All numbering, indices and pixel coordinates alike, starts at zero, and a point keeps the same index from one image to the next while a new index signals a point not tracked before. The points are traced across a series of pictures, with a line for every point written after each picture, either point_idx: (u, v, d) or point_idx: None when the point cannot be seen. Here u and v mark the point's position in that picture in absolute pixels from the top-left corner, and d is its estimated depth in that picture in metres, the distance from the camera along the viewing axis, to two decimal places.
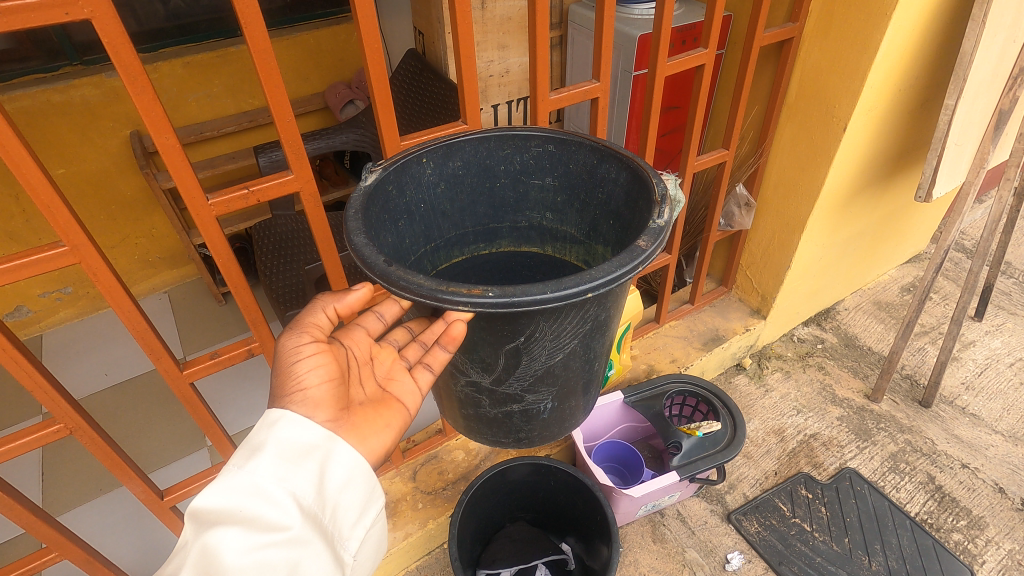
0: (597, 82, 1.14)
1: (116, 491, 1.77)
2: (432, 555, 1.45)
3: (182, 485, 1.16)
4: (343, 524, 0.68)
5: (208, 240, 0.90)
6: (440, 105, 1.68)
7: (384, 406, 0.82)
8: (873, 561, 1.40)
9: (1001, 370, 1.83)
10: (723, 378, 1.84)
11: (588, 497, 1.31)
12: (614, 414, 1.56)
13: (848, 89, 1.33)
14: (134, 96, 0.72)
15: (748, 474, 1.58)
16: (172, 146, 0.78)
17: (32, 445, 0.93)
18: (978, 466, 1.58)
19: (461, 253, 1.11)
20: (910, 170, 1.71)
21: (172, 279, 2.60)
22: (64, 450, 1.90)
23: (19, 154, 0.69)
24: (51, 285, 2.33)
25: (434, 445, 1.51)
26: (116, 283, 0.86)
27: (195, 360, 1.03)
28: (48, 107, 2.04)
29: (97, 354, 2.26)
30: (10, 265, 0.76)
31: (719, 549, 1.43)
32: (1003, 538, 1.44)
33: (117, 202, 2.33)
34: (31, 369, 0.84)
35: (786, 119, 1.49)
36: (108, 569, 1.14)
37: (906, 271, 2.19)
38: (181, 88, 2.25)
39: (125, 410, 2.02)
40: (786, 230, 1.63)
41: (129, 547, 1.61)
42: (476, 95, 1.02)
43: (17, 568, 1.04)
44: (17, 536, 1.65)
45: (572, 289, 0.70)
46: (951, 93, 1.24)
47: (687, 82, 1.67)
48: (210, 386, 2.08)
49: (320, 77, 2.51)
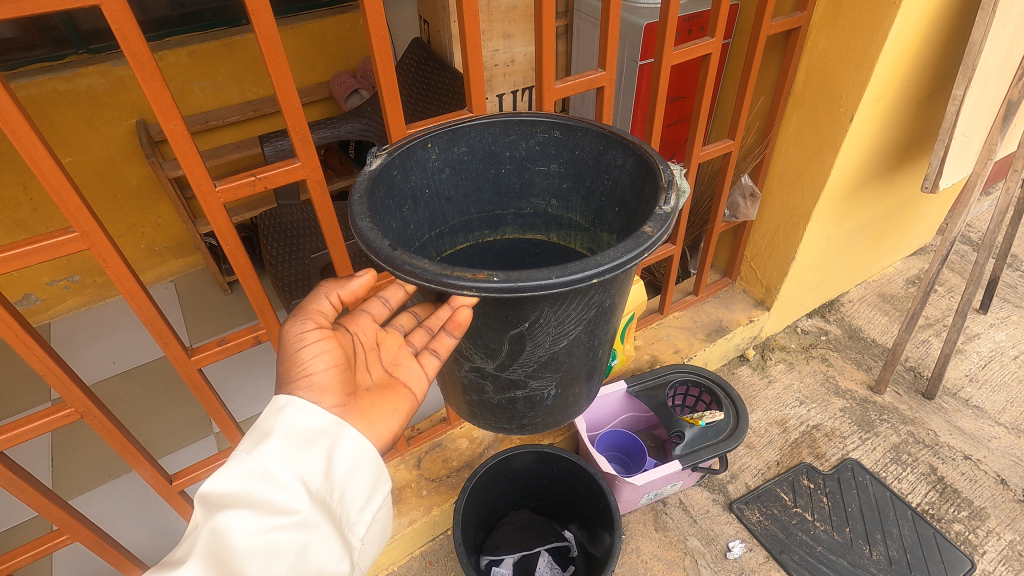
0: (604, 71, 1.13)
1: (125, 476, 1.79)
2: (437, 542, 1.47)
3: (190, 470, 1.18)
4: (350, 508, 0.69)
5: (216, 226, 0.91)
6: (446, 94, 1.68)
7: (391, 391, 0.83)
8: (873, 550, 1.41)
9: (1006, 363, 1.83)
10: (727, 369, 1.84)
11: (591, 485, 1.32)
12: (617, 404, 1.56)
13: (855, 78, 1.32)
14: (142, 83, 0.72)
15: (750, 464, 1.59)
16: (180, 133, 0.79)
17: (43, 429, 0.94)
18: (981, 458, 1.59)
19: (466, 240, 1.12)
20: (916, 161, 1.70)
21: (179, 268, 2.62)
22: (73, 436, 1.92)
23: (28, 139, 0.69)
24: (58, 273, 2.34)
25: (439, 433, 1.52)
26: (125, 270, 0.86)
27: (203, 347, 1.04)
28: (55, 95, 2.04)
29: (104, 342, 2.28)
30: (21, 251, 0.76)
31: (721, 538, 1.44)
32: (1003, 528, 1.45)
33: (124, 191, 2.34)
34: (42, 354, 0.85)
35: (792, 109, 1.49)
36: (117, 552, 1.15)
37: (911, 264, 2.18)
38: (187, 78, 2.26)
39: (133, 397, 2.04)
40: (790, 220, 1.63)
41: (138, 531, 1.63)
42: (482, 84, 1.02)
43: (28, 550, 1.05)
44: (28, 519, 1.67)
45: (577, 275, 0.71)
46: (960, 82, 1.23)
47: (693, 71, 1.67)
48: (216, 373, 2.10)
49: (325, 67, 2.51)
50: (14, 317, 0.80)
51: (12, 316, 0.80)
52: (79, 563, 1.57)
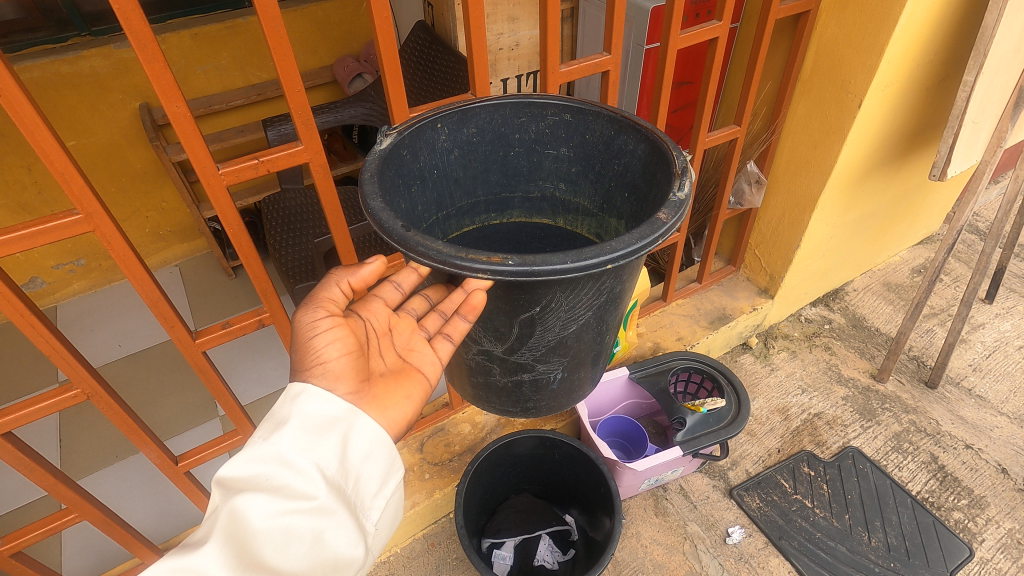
0: (609, 55, 1.12)
1: (131, 457, 1.81)
2: (439, 524, 1.49)
3: (195, 451, 1.18)
4: (365, 493, 0.70)
5: (220, 210, 0.91)
6: (449, 78, 1.67)
7: (404, 377, 0.83)
8: (873, 537, 1.42)
9: (1010, 353, 1.82)
10: (729, 357, 1.85)
11: (594, 468, 1.32)
12: (619, 391, 1.57)
13: (865, 64, 1.30)
14: (145, 64, 0.72)
15: (751, 451, 1.59)
16: (183, 116, 0.79)
17: (51, 409, 0.95)
18: (982, 447, 1.59)
19: (472, 223, 1.11)
20: (924, 150, 1.68)
21: (183, 252, 2.63)
22: (80, 416, 1.94)
23: (33, 123, 0.69)
24: (64, 257, 2.35)
25: (441, 418, 1.53)
26: (129, 252, 0.87)
27: (207, 330, 1.04)
28: (59, 77, 2.04)
29: (111, 325, 2.30)
30: (26, 232, 0.77)
31: (720, 524, 1.45)
32: (1003, 517, 1.45)
33: (128, 174, 2.34)
34: (48, 335, 0.86)
35: (800, 95, 1.47)
36: (124, 531, 1.17)
37: (917, 253, 2.17)
38: (190, 61, 2.25)
39: (138, 380, 2.06)
40: (796, 208, 1.62)
41: (145, 511, 1.66)
42: (485, 68, 1.02)
43: (36, 529, 1.07)
44: (39, 498, 1.70)
45: (593, 259, 0.71)
46: (971, 68, 1.21)
47: (700, 55, 1.65)
48: (220, 356, 2.11)
49: (328, 50, 2.49)
50: (18, 297, 0.80)
51: (17, 296, 0.81)
52: (88, 541, 1.60)
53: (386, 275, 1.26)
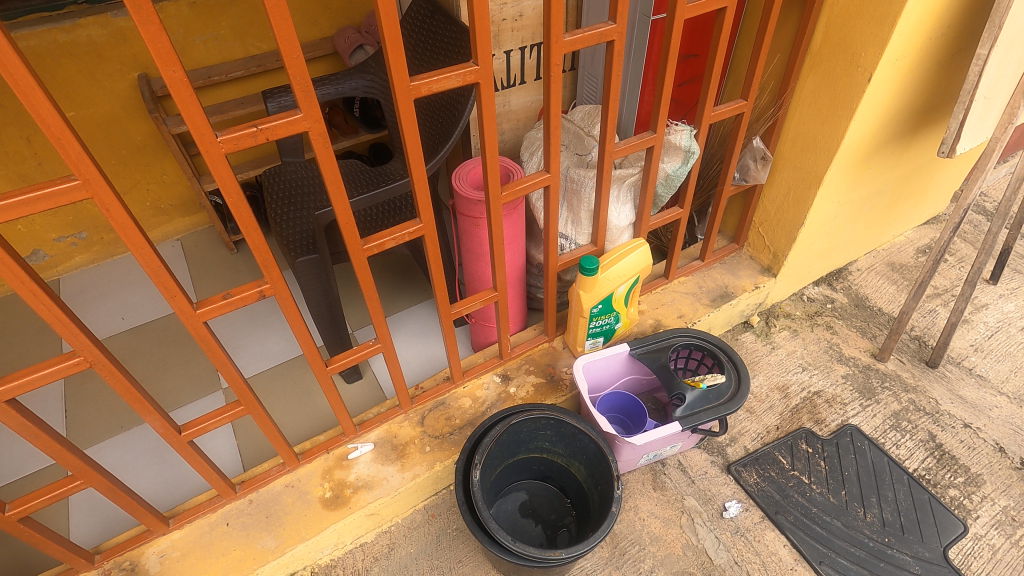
0: (614, 24, 1.10)
1: (136, 428, 1.82)
2: (439, 496, 1.51)
3: (198, 421, 1.19)
4: None
5: (219, 179, 0.91)
6: (450, 47, 1.63)
7: None
8: (868, 513, 1.44)
9: (1011, 334, 1.82)
10: (730, 335, 1.84)
11: (578, 439, 1.36)
12: (619, 367, 1.57)
13: (875, 37, 1.27)
14: (139, 26, 0.71)
15: (750, 428, 1.60)
16: (179, 81, 0.78)
17: (52, 377, 0.95)
18: (980, 426, 1.59)
19: (473, 482, 1.21)
20: (935, 125, 1.65)
21: (185, 226, 2.62)
22: (86, 386, 1.95)
23: (29, 87, 0.69)
24: (66, 230, 2.34)
25: (442, 393, 1.55)
26: (129, 222, 0.86)
27: (208, 300, 1.04)
28: (56, 47, 2.01)
29: (115, 298, 2.31)
30: (23, 199, 0.76)
31: (718, 498, 1.46)
32: (998, 494, 1.46)
33: (127, 146, 2.32)
34: (50, 303, 0.86)
35: (809, 68, 1.44)
36: (130, 498, 1.18)
37: (922, 233, 2.15)
38: (188, 30, 2.21)
39: (142, 353, 2.07)
40: (802, 185, 1.60)
41: (151, 479, 1.69)
42: (488, 35, 1.00)
43: (42, 495, 1.08)
44: (45, 466, 1.72)
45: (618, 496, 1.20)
46: (985, 41, 1.19)
47: (709, 26, 1.61)
48: (223, 329, 2.11)
49: (330, 21, 2.45)
50: (19, 264, 0.80)
51: (19, 264, 0.81)
52: (94, 509, 1.62)
53: (392, 233, 1.19)
